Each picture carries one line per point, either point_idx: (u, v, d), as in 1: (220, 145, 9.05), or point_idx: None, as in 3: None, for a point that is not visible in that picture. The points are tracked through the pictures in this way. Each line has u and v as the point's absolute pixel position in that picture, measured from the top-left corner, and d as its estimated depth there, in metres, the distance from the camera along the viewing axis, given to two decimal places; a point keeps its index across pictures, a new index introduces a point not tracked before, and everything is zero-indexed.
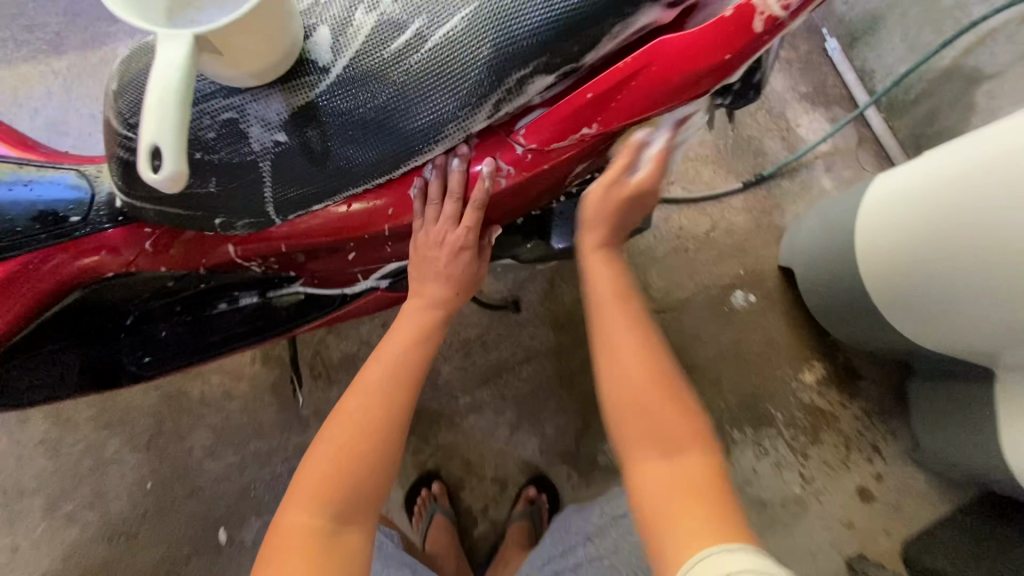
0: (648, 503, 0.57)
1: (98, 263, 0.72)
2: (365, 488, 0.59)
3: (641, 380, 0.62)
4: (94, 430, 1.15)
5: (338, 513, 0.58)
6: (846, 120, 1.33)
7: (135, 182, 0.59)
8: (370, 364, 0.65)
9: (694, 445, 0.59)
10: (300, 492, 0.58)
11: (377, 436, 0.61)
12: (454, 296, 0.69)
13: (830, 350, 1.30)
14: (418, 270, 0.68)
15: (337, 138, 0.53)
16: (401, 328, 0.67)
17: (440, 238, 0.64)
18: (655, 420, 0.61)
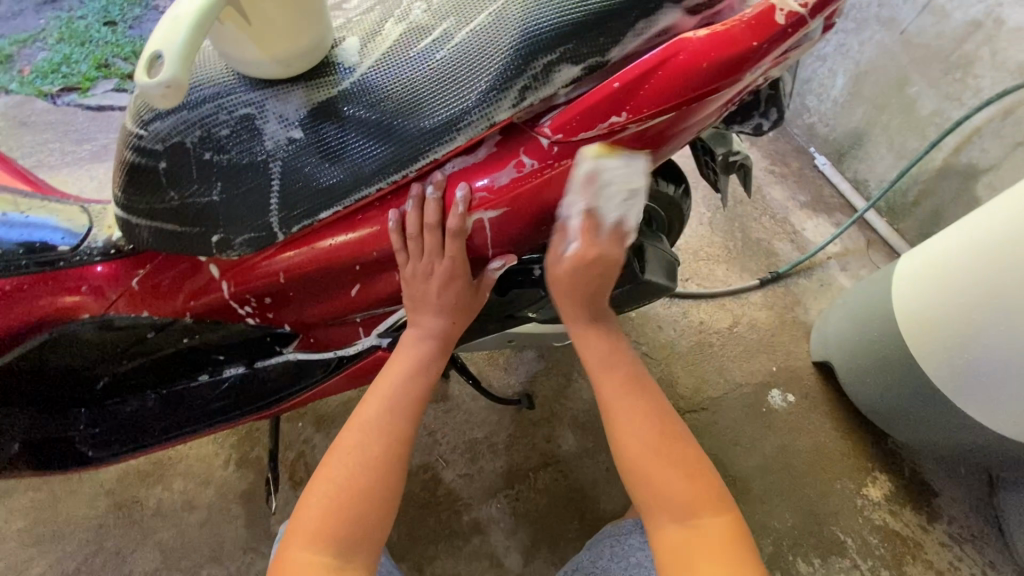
0: (671, 554, 0.57)
1: (78, 304, 0.65)
2: (365, 526, 0.58)
3: (655, 439, 0.62)
4: (19, 547, 0.96)
5: (339, 549, 0.56)
6: (851, 220, 1.35)
7: (136, 193, 0.55)
8: (368, 399, 0.64)
9: (712, 508, 0.59)
10: (301, 524, 0.57)
11: (376, 473, 0.59)
12: (451, 326, 0.65)
13: (892, 459, 1.13)
14: (414, 306, 0.64)
15: (351, 136, 0.51)
16: (399, 361, 0.65)
17: (427, 271, 0.59)
18: (667, 490, 0.59)
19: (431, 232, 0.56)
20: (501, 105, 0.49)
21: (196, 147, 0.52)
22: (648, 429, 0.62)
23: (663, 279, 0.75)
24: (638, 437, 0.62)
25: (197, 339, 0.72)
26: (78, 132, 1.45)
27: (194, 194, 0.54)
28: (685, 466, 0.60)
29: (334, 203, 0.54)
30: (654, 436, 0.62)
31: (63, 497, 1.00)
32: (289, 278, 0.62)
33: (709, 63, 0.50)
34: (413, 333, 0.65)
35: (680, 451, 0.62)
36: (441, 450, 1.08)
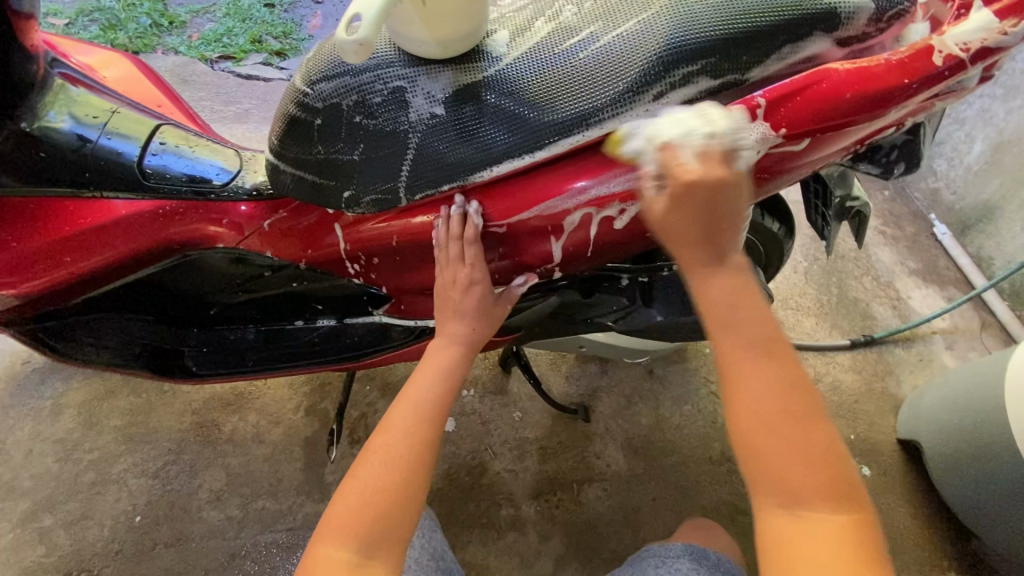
0: (772, 546, 0.47)
1: (217, 234, 0.74)
2: (390, 529, 0.56)
3: (793, 426, 0.49)
4: (114, 441, 1.08)
5: (363, 547, 0.55)
6: (966, 297, 1.24)
7: (291, 144, 0.63)
8: (400, 400, 0.64)
9: (837, 499, 0.47)
10: (329, 526, 0.57)
11: (402, 474, 0.58)
12: (473, 332, 0.66)
13: (976, 564, 1.02)
14: (442, 311, 0.67)
15: (486, 119, 0.55)
16: (429, 366, 0.66)
17: (453, 279, 0.64)
18: (794, 477, 0.48)
19: (456, 242, 0.62)
20: (634, 108, 0.51)
21: (350, 111, 0.58)
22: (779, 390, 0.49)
23: (753, 312, 0.74)
24: (756, 417, 0.49)
25: (304, 285, 0.80)
26: (227, 95, 1.64)
27: (338, 152, 0.61)
28: (817, 449, 0.48)
29: (456, 179, 0.58)
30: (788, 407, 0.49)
31: (157, 407, 1.11)
32: (398, 243, 0.67)
33: (855, 95, 0.49)
34: (442, 338, 0.67)
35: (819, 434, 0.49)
36: (491, 441, 1.10)
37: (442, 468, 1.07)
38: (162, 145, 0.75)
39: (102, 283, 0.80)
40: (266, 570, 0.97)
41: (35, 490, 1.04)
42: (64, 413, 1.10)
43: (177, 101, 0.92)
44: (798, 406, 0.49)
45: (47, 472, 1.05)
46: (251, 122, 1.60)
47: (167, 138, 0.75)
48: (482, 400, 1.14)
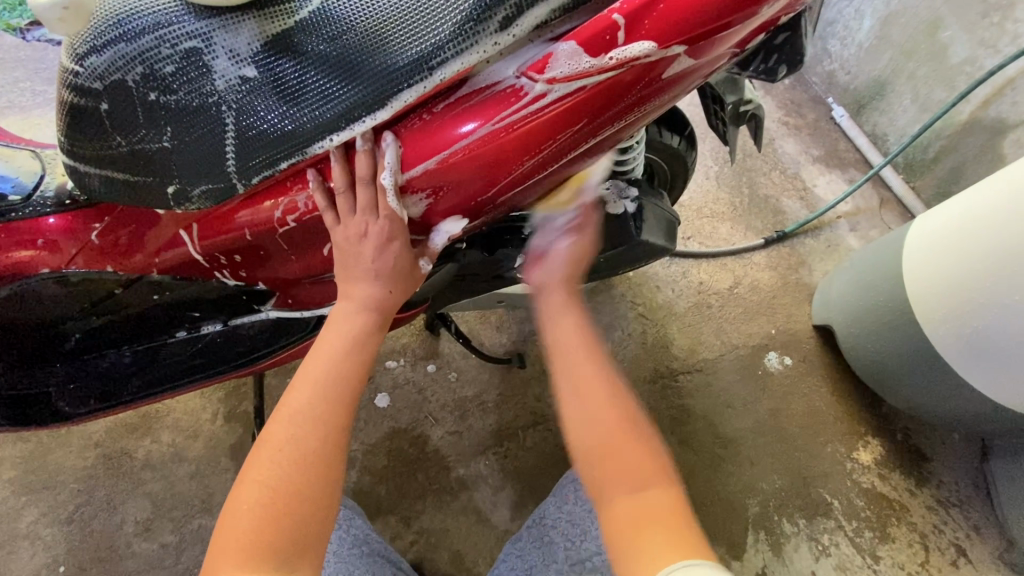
0: (619, 530, 0.51)
1: (34, 259, 0.61)
2: (306, 534, 0.49)
3: (607, 430, 0.58)
4: (10, 495, 0.96)
5: (280, 563, 0.47)
6: (864, 178, 1.28)
7: (80, 138, 0.50)
8: (295, 383, 0.54)
9: (658, 479, 0.54)
10: (227, 543, 0.48)
11: (312, 472, 0.50)
12: (390, 295, 0.56)
13: (885, 424, 1.12)
14: (345, 273, 0.56)
15: (311, 76, 0.45)
16: (330, 337, 0.55)
17: (361, 232, 0.53)
18: (609, 460, 0.56)
19: (350, 194, 0.51)
20: (479, 41, 0.43)
21: (140, 87, 0.46)
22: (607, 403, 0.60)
23: (661, 238, 0.71)
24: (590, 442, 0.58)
25: (165, 297, 0.70)
26: (48, 70, 1.36)
27: (143, 141, 0.49)
28: (633, 450, 0.56)
29: (295, 153, 0.48)
30: (617, 413, 0.59)
31: (52, 449, 1.00)
32: (254, 235, 0.57)
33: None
34: (347, 305, 0.56)
35: (634, 438, 0.58)
36: (430, 408, 1.07)
37: (384, 445, 1.03)
38: None
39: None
40: None
41: None
42: None
43: None
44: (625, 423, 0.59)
45: None
46: None
47: None
48: (413, 368, 1.09)
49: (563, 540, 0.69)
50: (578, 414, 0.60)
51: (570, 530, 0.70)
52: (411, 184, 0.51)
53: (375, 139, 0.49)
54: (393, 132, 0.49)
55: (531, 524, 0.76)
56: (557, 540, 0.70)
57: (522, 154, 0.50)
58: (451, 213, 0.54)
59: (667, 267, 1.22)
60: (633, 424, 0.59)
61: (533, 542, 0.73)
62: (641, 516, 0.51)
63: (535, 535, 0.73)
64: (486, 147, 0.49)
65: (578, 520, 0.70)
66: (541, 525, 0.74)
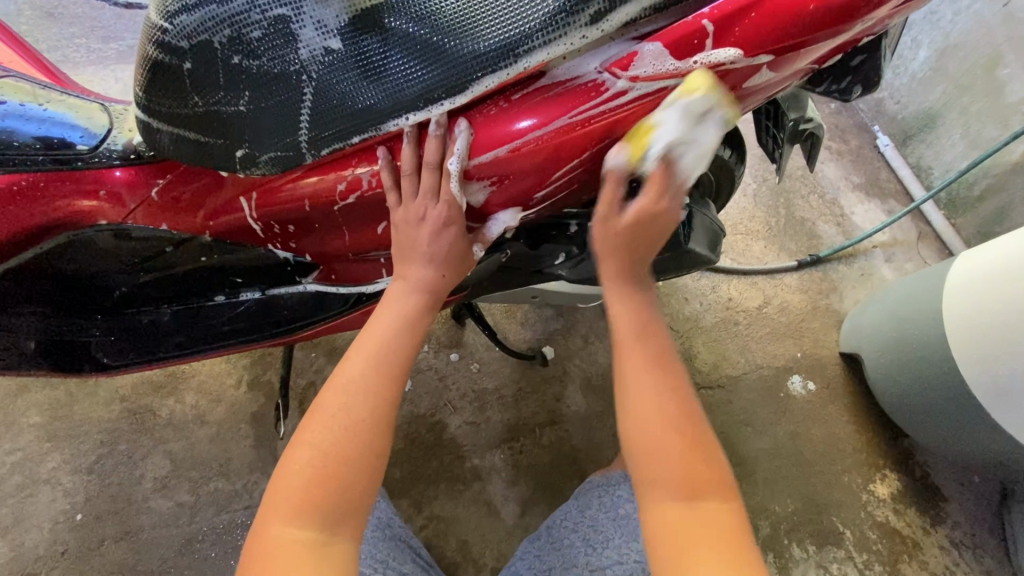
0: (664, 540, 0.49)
1: (95, 209, 0.62)
2: (352, 498, 0.50)
3: (665, 419, 0.52)
4: (36, 440, 0.98)
5: (325, 522, 0.48)
6: (905, 210, 1.26)
7: (158, 95, 0.51)
8: (351, 352, 0.54)
9: (717, 492, 0.50)
10: (278, 498, 0.49)
11: (363, 439, 0.51)
12: (442, 280, 0.57)
13: (905, 459, 1.10)
14: (402, 253, 0.56)
15: (395, 53, 0.45)
16: (387, 312, 0.56)
17: (419, 215, 0.53)
18: (670, 468, 0.50)
19: (416, 176, 0.52)
20: (567, 33, 0.43)
21: (225, 50, 0.47)
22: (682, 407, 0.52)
23: (705, 249, 0.70)
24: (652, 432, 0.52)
25: (213, 259, 0.71)
26: (103, 29, 1.38)
27: (220, 103, 0.50)
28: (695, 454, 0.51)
29: (368, 129, 0.49)
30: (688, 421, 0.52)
31: (80, 398, 1.02)
32: (313, 206, 0.58)
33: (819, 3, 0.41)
34: (399, 285, 0.57)
35: (695, 442, 0.52)
36: (450, 395, 1.07)
37: (402, 428, 1.04)
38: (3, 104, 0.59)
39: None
40: (228, 551, 0.94)
41: None
42: None
43: (20, 46, 0.74)
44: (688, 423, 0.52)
45: None
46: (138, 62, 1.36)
47: (9, 93, 0.60)
48: (437, 355, 1.10)
49: (584, 546, 0.69)
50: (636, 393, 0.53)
51: (592, 537, 0.70)
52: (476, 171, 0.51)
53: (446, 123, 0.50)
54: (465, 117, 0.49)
55: (551, 525, 0.76)
56: (577, 545, 0.70)
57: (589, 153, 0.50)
58: (511, 204, 0.55)
59: (698, 280, 1.22)
60: (702, 438, 0.52)
61: (552, 543, 0.73)
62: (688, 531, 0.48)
63: (554, 537, 0.74)
64: (557, 143, 0.49)
65: (602, 528, 0.70)
66: (561, 528, 0.74)
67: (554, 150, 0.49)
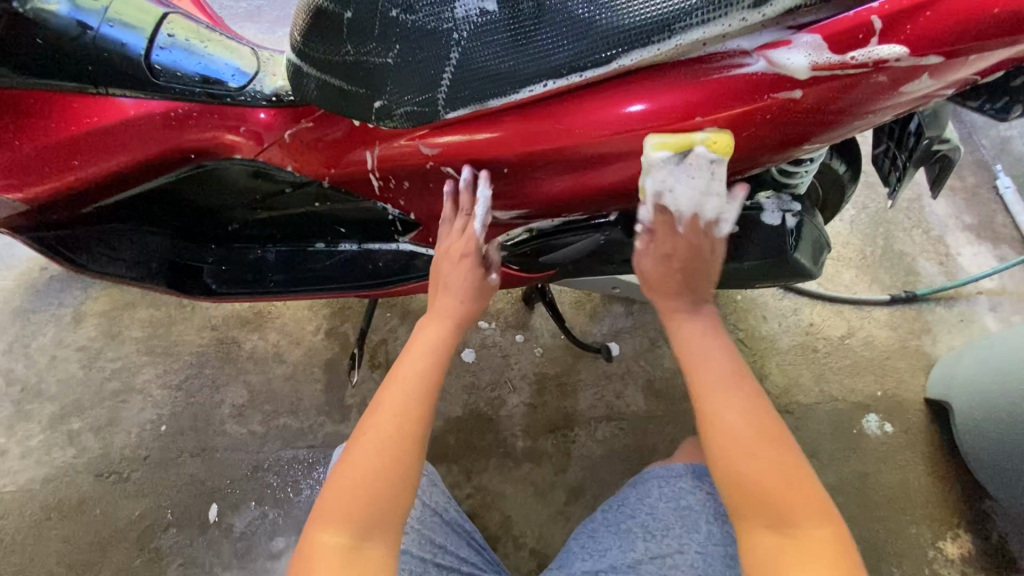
0: (773, 573, 0.49)
1: (235, 144, 0.68)
2: (384, 508, 0.53)
3: (755, 434, 0.53)
4: (136, 351, 1.08)
5: (358, 529, 0.52)
6: (1021, 259, 1.16)
7: (315, 40, 0.55)
8: (390, 381, 0.60)
9: (823, 516, 0.51)
10: (324, 509, 0.54)
11: (392, 454, 0.55)
12: (460, 305, 0.64)
13: (983, 522, 1.02)
14: (434, 287, 0.66)
15: (546, 18, 0.47)
16: (417, 342, 0.63)
17: (451, 249, 0.63)
18: (780, 497, 0.51)
19: (460, 218, 0.61)
20: (728, 13, 0.43)
21: (387, 4, 0.51)
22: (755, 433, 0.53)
23: (808, 261, 0.67)
24: (747, 465, 0.52)
25: (323, 206, 0.76)
26: None
27: (370, 54, 0.53)
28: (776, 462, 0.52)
29: (507, 92, 0.50)
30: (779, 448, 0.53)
31: (177, 321, 1.10)
32: (434, 166, 0.60)
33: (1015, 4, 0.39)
34: (431, 313, 0.65)
35: (790, 463, 0.53)
36: (510, 374, 1.09)
37: (461, 398, 1.07)
38: (171, 37, 0.65)
39: (102, 194, 0.75)
40: (289, 483, 1.00)
41: (60, 394, 1.05)
42: (85, 321, 1.10)
43: None
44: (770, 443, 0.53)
45: (72, 378, 1.06)
46: (263, 21, 1.44)
47: (176, 29, 0.65)
48: (502, 334, 1.11)
49: (643, 534, 0.70)
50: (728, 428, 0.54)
51: (651, 524, 0.70)
52: (591, 149, 0.52)
53: (573, 101, 0.50)
54: (594, 92, 0.49)
55: (608, 509, 0.77)
56: (636, 531, 0.71)
57: (682, 156, 0.50)
58: (623, 184, 0.55)
59: (779, 299, 1.17)
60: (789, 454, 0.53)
61: (610, 527, 0.74)
62: (806, 557, 0.49)
63: (611, 521, 0.75)
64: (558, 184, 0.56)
65: (661, 517, 0.70)
66: (619, 512, 0.75)
67: (667, 138, 0.49)
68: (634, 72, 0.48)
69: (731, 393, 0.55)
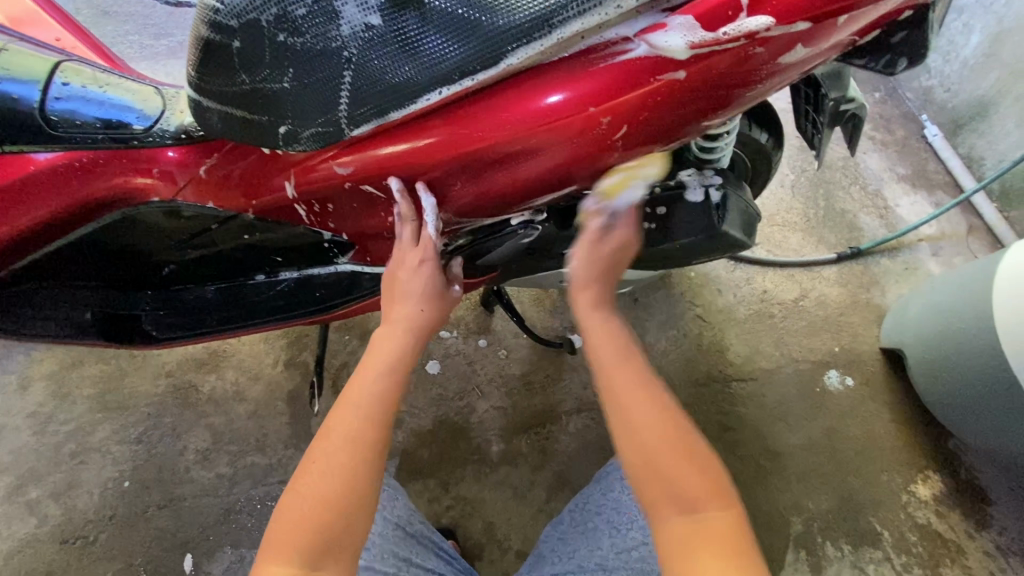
0: (672, 552, 0.48)
1: (150, 186, 0.66)
2: (338, 535, 0.52)
3: (644, 415, 0.54)
4: (89, 410, 1.04)
5: (308, 560, 0.51)
6: (954, 202, 1.21)
7: (209, 73, 0.54)
8: (339, 406, 0.58)
9: (714, 500, 0.50)
10: (273, 541, 0.52)
11: (343, 481, 0.53)
12: (420, 314, 0.64)
13: (949, 461, 1.06)
14: (391, 294, 0.65)
15: (432, 26, 0.46)
16: (371, 361, 0.60)
17: (400, 258, 0.63)
18: (661, 472, 0.51)
19: (412, 226, 0.61)
20: (602, 2, 0.43)
21: (272, 28, 0.50)
22: (651, 404, 0.54)
23: (740, 233, 0.68)
24: (639, 443, 0.52)
25: (254, 237, 0.74)
26: (155, 26, 1.44)
27: (266, 80, 0.52)
28: (687, 458, 0.51)
29: (405, 103, 0.50)
30: (673, 428, 0.53)
31: (129, 373, 1.07)
32: (354, 185, 0.59)
33: None
34: (390, 327, 0.63)
35: (688, 443, 0.53)
36: (477, 380, 1.08)
37: (430, 410, 1.06)
38: (66, 85, 0.63)
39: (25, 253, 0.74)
40: (264, 522, 0.98)
41: (14, 464, 1.01)
42: (32, 386, 1.06)
43: (82, 35, 0.79)
44: (673, 431, 0.53)
45: (24, 447, 1.02)
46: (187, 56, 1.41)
47: (71, 76, 0.63)
48: (465, 341, 1.11)
49: (609, 529, 0.72)
50: (617, 412, 0.55)
51: (616, 519, 0.72)
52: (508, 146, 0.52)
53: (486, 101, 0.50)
54: (504, 92, 0.50)
55: (574, 508, 0.78)
56: (602, 528, 0.72)
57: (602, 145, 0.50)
58: (540, 182, 0.54)
59: (731, 271, 1.19)
60: (690, 440, 0.53)
61: (577, 528, 0.75)
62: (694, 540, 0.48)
63: (578, 519, 0.76)
64: (488, 185, 0.56)
65: (626, 511, 0.72)
66: (584, 512, 0.76)
67: (583, 128, 0.49)
68: (530, 71, 0.49)
69: (627, 363, 0.57)
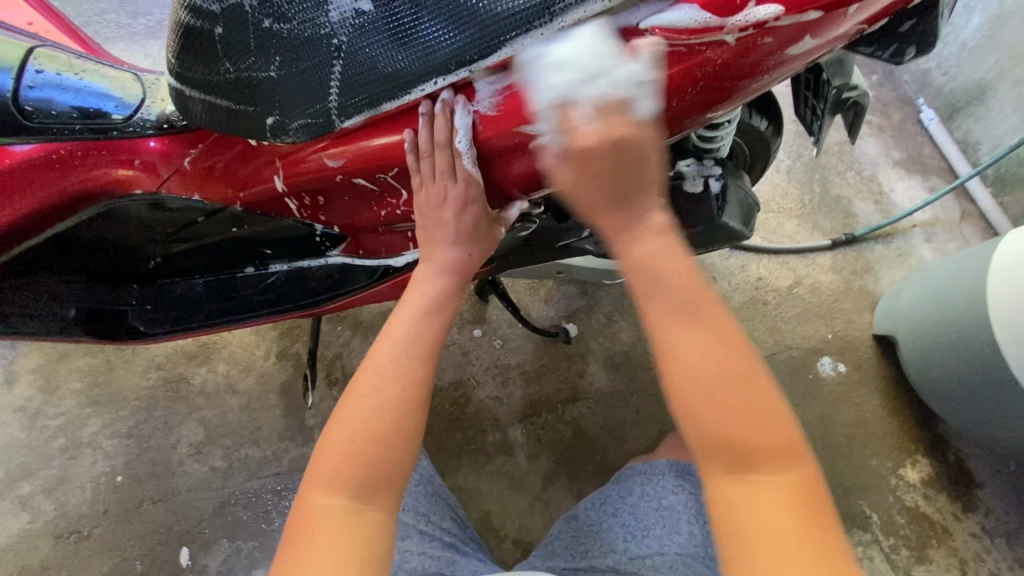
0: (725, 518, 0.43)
1: (131, 178, 0.63)
2: (387, 471, 0.49)
3: (718, 359, 0.43)
4: (78, 404, 1.02)
5: (357, 491, 0.48)
6: (948, 188, 1.20)
7: (191, 61, 0.52)
8: (382, 338, 0.54)
9: (790, 462, 0.43)
10: (319, 472, 0.49)
11: (391, 416, 0.50)
12: (468, 260, 0.58)
13: (937, 445, 1.07)
14: (428, 236, 0.58)
15: (425, 13, 0.45)
16: (412, 298, 0.56)
17: (440, 197, 0.54)
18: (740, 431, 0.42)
19: (447, 151, 0.51)
20: None
21: (258, 14, 0.48)
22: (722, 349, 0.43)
23: (739, 224, 0.67)
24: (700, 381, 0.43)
25: (242, 228, 0.71)
26: (131, 3, 1.38)
27: (252, 69, 0.50)
28: (773, 406, 0.43)
29: (397, 94, 0.48)
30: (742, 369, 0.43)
31: (117, 367, 1.05)
32: (346, 179, 0.57)
33: None
34: (426, 268, 0.58)
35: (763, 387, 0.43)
36: (472, 370, 1.08)
37: None
38: (40, 73, 0.60)
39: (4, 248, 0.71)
40: (260, 514, 0.97)
41: (3, 460, 0.99)
42: (17, 381, 1.03)
43: (54, 16, 0.75)
44: (742, 365, 0.43)
45: (13, 442, 1.00)
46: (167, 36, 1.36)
47: (44, 63, 0.60)
48: (460, 331, 1.10)
49: (623, 533, 0.72)
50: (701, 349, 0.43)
51: (632, 524, 0.73)
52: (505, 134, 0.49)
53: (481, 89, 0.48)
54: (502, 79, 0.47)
55: (590, 507, 0.79)
56: (616, 531, 0.73)
57: None
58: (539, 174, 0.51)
59: (726, 258, 1.19)
60: (762, 388, 0.43)
61: (589, 527, 0.76)
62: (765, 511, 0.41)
63: (592, 518, 0.77)
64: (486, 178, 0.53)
65: (642, 517, 0.73)
66: (600, 512, 0.77)
67: None
68: None
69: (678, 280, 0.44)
